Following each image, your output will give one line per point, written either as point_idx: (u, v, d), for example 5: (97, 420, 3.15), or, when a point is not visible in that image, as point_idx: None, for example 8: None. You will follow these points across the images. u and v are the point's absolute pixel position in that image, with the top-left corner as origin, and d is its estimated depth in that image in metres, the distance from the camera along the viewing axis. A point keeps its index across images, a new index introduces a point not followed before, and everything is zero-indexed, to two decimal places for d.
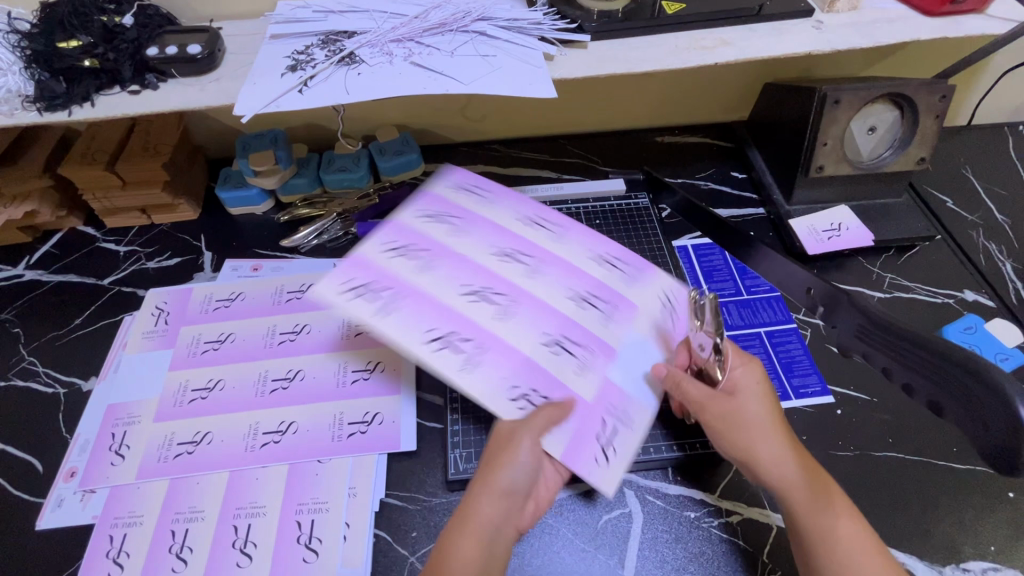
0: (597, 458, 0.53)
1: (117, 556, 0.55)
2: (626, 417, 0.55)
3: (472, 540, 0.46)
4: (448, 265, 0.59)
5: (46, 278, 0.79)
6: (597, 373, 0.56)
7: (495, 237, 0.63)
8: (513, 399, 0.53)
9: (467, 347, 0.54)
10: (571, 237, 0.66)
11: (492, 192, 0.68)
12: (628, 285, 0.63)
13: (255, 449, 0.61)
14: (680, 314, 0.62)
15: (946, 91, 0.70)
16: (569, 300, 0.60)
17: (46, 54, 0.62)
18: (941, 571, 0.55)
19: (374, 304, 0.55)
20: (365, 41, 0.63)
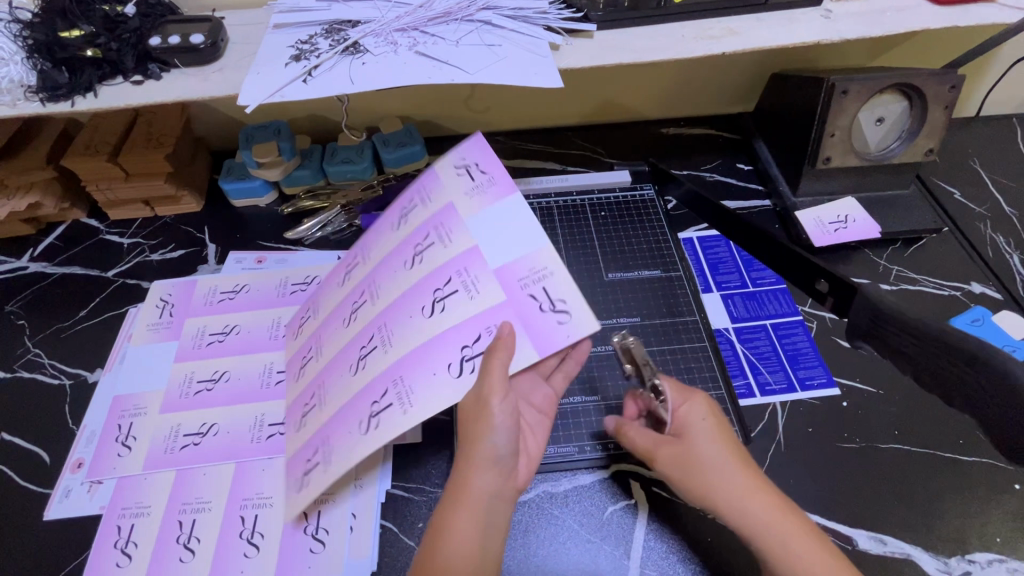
0: (557, 319, 0.48)
1: (124, 547, 0.56)
2: (536, 275, 0.50)
3: (469, 521, 0.44)
4: (331, 378, 0.57)
5: (50, 270, 0.79)
6: (484, 278, 0.51)
7: (337, 312, 0.61)
8: (458, 374, 0.48)
9: (392, 393, 0.50)
10: (371, 244, 0.62)
11: (317, 297, 0.67)
12: (427, 203, 0.58)
13: (261, 441, 0.61)
14: (472, 151, 0.57)
15: (956, 81, 0.69)
16: (422, 254, 0.55)
17: (48, 43, 0.61)
18: (947, 562, 0.55)
19: (321, 466, 0.53)
20: (370, 30, 0.62)
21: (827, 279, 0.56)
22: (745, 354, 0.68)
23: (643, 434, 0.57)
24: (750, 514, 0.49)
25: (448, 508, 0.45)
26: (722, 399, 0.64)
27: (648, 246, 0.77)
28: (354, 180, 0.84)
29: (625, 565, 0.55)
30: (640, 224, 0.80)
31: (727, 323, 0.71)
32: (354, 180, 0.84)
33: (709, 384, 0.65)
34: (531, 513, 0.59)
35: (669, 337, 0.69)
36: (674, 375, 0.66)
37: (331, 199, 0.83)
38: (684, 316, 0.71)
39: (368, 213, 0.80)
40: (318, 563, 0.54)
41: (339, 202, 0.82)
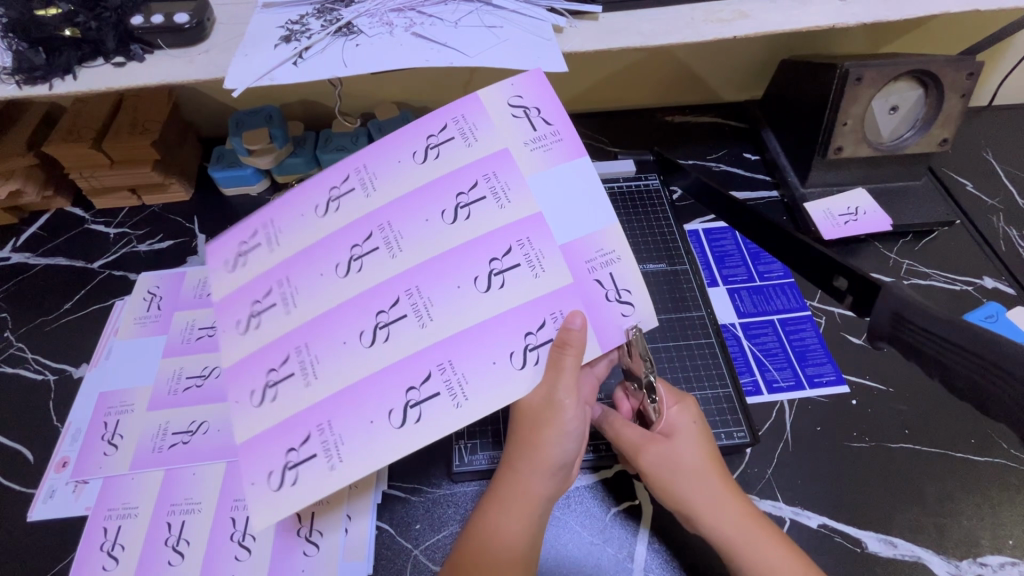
0: (623, 312, 0.49)
1: (111, 549, 0.54)
2: (605, 258, 0.50)
3: (519, 518, 0.46)
4: (323, 344, 0.48)
5: (33, 262, 0.76)
6: (551, 253, 0.48)
7: (322, 251, 0.50)
8: (520, 365, 0.46)
9: (439, 379, 0.45)
10: (376, 169, 0.52)
11: (279, 218, 0.53)
12: (471, 145, 0.51)
13: (163, 450, 0.59)
14: (527, 88, 0.52)
15: (974, 68, 0.66)
16: (467, 209, 0.49)
17: (22, 22, 0.58)
18: (958, 565, 0.54)
19: (318, 458, 0.45)
20: (364, 11, 0.59)
21: (845, 275, 0.54)
22: (752, 350, 0.67)
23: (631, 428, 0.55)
24: (725, 517, 0.50)
25: (496, 504, 0.47)
26: (728, 397, 0.62)
27: (653, 238, 0.75)
28: None
29: (628, 567, 0.54)
30: (645, 216, 0.77)
31: (733, 318, 0.69)
32: None
33: (717, 380, 0.63)
34: None
35: (676, 331, 0.67)
36: (679, 371, 0.64)
37: None
38: (691, 311, 0.68)
39: None
40: (312, 566, 0.52)
41: None
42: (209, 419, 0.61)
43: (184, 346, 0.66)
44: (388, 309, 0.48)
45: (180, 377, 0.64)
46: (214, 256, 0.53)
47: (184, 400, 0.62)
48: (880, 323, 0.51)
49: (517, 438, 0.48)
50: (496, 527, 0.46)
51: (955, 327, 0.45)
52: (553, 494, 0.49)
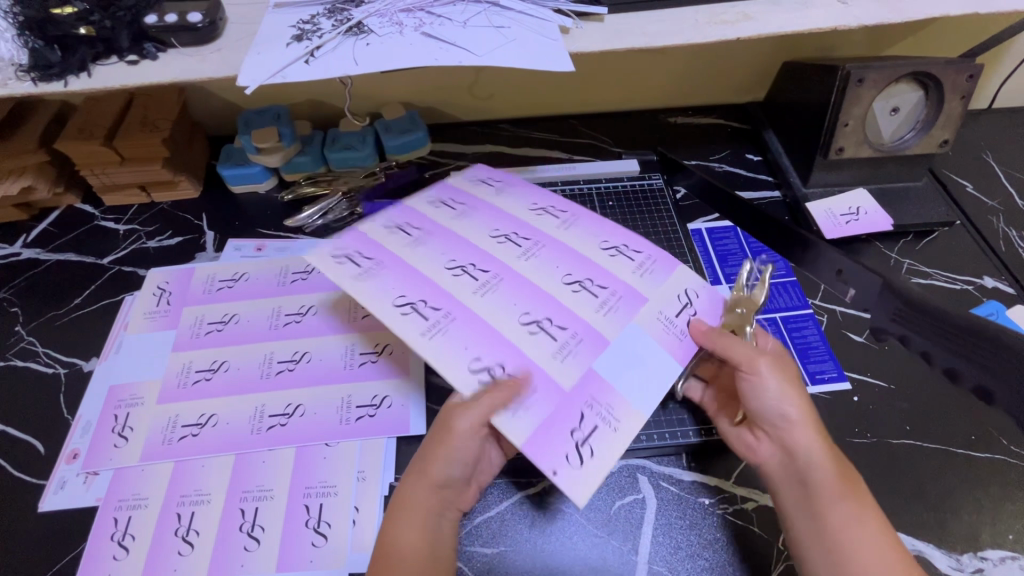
0: (568, 455, 0.48)
1: (122, 539, 0.54)
2: (612, 418, 0.50)
3: (413, 525, 0.48)
4: (443, 247, 0.59)
5: (44, 257, 0.77)
6: (577, 364, 0.52)
7: (503, 222, 0.63)
8: (474, 370, 0.50)
9: (438, 315, 0.53)
10: (578, 224, 0.63)
11: (516, 186, 0.68)
12: (636, 275, 0.59)
13: (173, 442, 0.60)
14: (703, 302, 0.59)
15: (974, 70, 0.67)
16: (573, 287, 0.57)
17: (39, 20, 0.58)
18: (959, 559, 0.54)
19: (356, 269, 0.56)
20: (374, 11, 0.60)
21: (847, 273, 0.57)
22: None
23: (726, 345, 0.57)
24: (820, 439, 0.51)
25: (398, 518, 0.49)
26: None
27: (658, 237, 0.76)
28: (355, 167, 0.83)
29: (633, 560, 0.54)
30: (649, 215, 0.78)
31: None
32: (355, 167, 0.83)
33: None
34: (535, 508, 0.58)
35: None
36: None
37: (333, 185, 0.81)
38: None
39: (371, 201, 0.79)
40: (321, 557, 0.53)
41: (341, 189, 0.80)
42: (218, 412, 0.61)
43: (193, 342, 0.67)
44: (478, 263, 0.58)
45: (190, 370, 0.65)
46: (475, 173, 0.70)
47: (193, 393, 0.63)
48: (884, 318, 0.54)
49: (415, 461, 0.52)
50: (396, 534, 0.48)
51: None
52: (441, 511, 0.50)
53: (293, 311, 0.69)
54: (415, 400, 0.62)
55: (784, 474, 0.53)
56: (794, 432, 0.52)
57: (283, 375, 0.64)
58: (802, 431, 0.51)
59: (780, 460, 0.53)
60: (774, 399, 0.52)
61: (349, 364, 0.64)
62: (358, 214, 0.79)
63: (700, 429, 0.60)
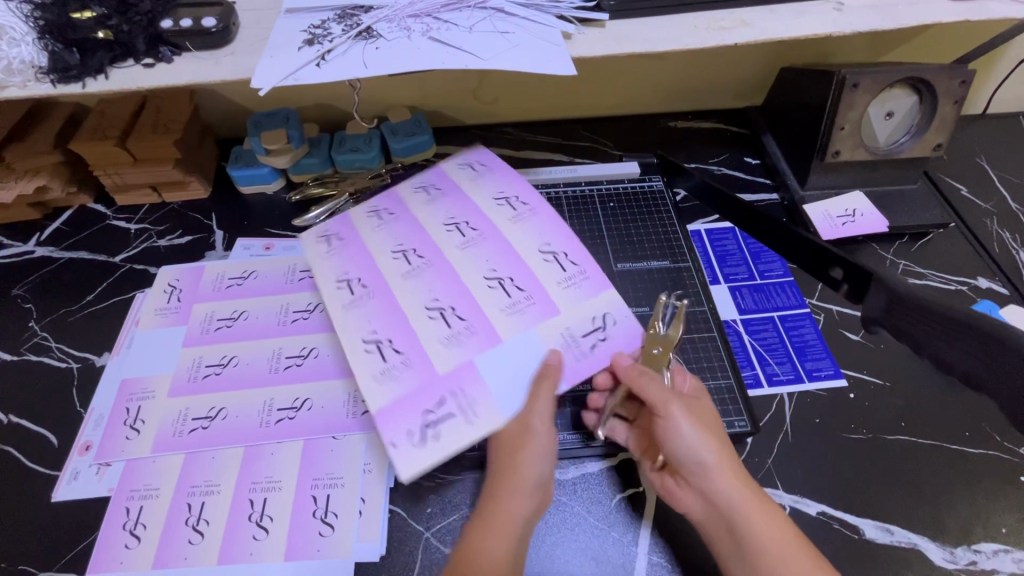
0: (414, 432, 0.52)
1: (133, 528, 0.56)
2: (471, 413, 0.53)
3: (501, 538, 0.48)
4: (405, 233, 0.67)
5: (57, 255, 0.79)
6: (461, 353, 0.57)
7: (462, 211, 0.69)
8: (365, 344, 0.58)
9: (359, 292, 0.62)
10: (531, 224, 0.67)
11: (497, 176, 0.73)
12: (557, 287, 0.62)
13: (183, 434, 0.61)
14: (617, 328, 0.60)
15: (966, 76, 0.69)
16: (489, 283, 0.62)
17: (58, 24, 0.60)
18: (953, 552, 0.55)
19: (322, 246, 0.67)
20: (383, 16, 0.62)
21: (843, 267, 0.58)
22: (753, 345, 0.68)
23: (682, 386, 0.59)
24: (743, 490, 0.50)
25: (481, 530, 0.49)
26: (730, 387, 0.63)
27: (658, 236, 0.77)
28: (361, 169, 0.84)
29: (633, 551, 0.55)
30: (648, 216, 0.79)
31: (735, 315, 0.71)
32: (361, 168, 0.84)
33: (719, 372, 0.64)
34: None
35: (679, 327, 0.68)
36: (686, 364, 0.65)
37: (339, 186, 0.83)
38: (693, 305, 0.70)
39: None
40: (328, 546, 0.54)
41: (347, 190, 0.82)
42: (227, 405, 0.63)
43: (203, 337, 0.68)
44: (420, 247, 0.66)
45: (200, 365, 0.66)
46: (470, 158, 0.75)
47: (204, 386, 0.64)
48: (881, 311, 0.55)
49: (495, 473, 0.52)
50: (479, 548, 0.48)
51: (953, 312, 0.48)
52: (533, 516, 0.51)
53: (300, 308, 0.70)
54: None
55: (709, 521, 0.52)
56: (709, 479, 0.51)
57: (293, 370, 0.65)
58: (717, 476, 0.50)
59: (703, 509, 0.52)
60: (682, 445, 0.52)
61: None
62: None
63: None
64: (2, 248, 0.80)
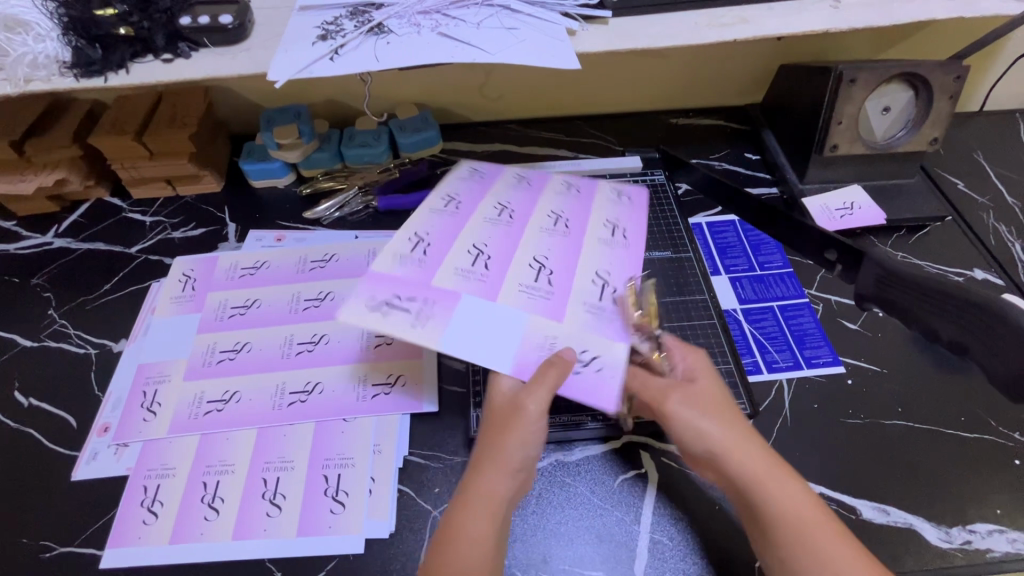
0: (375, 300, 0.55)
1: (151, 506, 0.57)
2: (422, 321, 0.54)
3: (485, 520, 0.47)
4: (519, 200, 0.68)
5: (74, 246, 0.81)
6: (462, 286, 0.58)
7: (575, 212, 0.68)
8: (413, 234, 0.61)
9: (448, 209, 0.65)
10: (620, 254, 0.64)
11: (636, 195, 0.71)
12: (579, 306, 0.59)
13: (199, 416, 0.63)
14: (605, 371, 0.55)
15: (961, 71, 0.71)
16: (531, 263, 0.61)
17: (81, 20, 0.63)
18: (948, 532, 0.57)
19: (467, 176, 0.70)
20: (393, 13, 0.64)
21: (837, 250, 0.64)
22: (753, 333, 0.70)
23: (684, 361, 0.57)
24: (754, 461, 0.50)
25: (466, 508, 0.48)
26: (730, 372, 0.65)
27: (659, 228, 0.78)
28: (370, 163, 0.86)
29: (635, 529, 0.57)
30: (651, 208, 0.81)
31: (735, 304, 0.73)
32: (370, 163, 0.86)
33: (718, 358, 0.66)
34: (543, 480, 0.60)
35: (679, 314, 0.69)
36: None
37: (348, 181, 0.85)
38: (694, 293, 0.71)
39: (385, 195, 0.83)
40: (339, 523, 0.56)
41: (357, 184, 0.84)
42: (240, 388, 0.65)
43: (217, 324, 0.70)
44: (519, 211, 0.67)
45: (214, 350, 0.68)
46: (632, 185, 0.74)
47: (218, 371, 0.66)
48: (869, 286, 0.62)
49: (482, 449, 0.51)
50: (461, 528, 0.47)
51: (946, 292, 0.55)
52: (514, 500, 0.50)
53: (311, 297, 0.72)
54: (427, 383, 0.65)
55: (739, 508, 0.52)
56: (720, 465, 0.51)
57: (305, 355, 0.67)
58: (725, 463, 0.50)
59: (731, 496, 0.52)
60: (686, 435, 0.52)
61: (365, 346, 0.68)
62: (373, 207, 0.83)
63: None
64: (21, 240, 0.82)
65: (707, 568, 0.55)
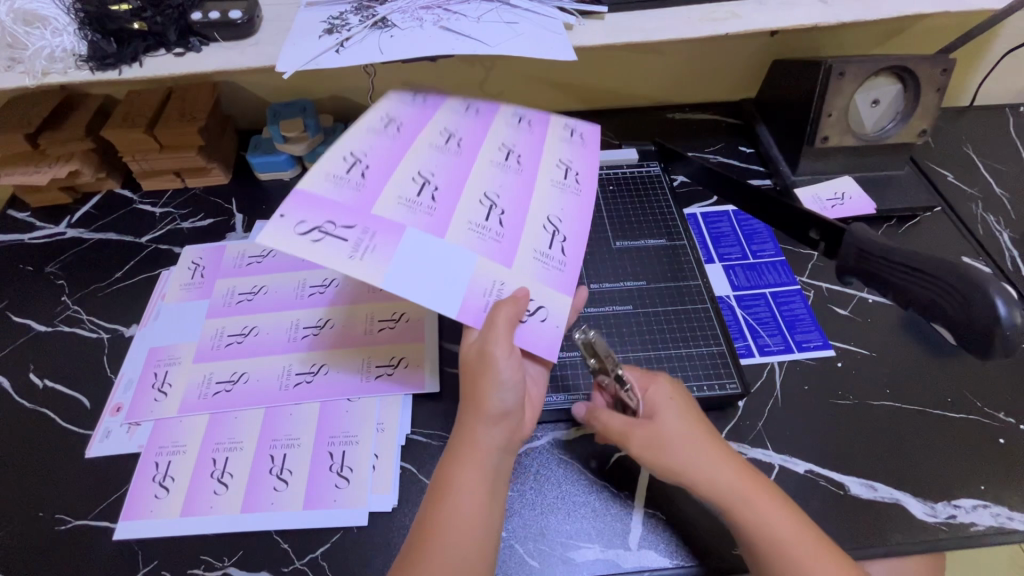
0: (306, 226, 0.48)
1: (163, 480, 0.60)
2: (360, 254, 0.48)
3: (473, 468, 0.49)
4: (468, 127, 0.61)
5: (87, 236, 0.84)
6: (405, 219, 0.52)
7: (527, 148, 0.62)
8: (346, 153, 0.53)
9: (387, 125, 0.57)
10: (571, 203, 0.60)
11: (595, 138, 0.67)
12: (530, 254, 0.56)
13: (208, 396, 0.65)
14: (543, 329, 0.54)
15: (947, 65, 0.73)
16: (482, 200, 0.56)
17: (98, 15, 0.65)
18: (934, 507, 0.59)
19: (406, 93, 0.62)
20: (397, 8, 0.67)
21: (816, 228, 0.57)
22: (745, 319, 0.72)
23: (649, 398, 0.58)
24: (724, 484, 0.53)
25: (456, 460, 0.50)
26: (722, 353, 0.66)
27: (654, 217, 0.80)
28: None
29: (631, 504, 0.59)
30: (647, 199, 0.83)
31: (728, 290, 0.75)
32: None
33: (711, 340, 0.67)
34: (541, 458, 0.62)
35: (673, 300, 0.71)
36: (678, 332, 0.68)
37: None
38: (688, 279, 0.73)
39: None
40: (344, 497, 0.58)
41: None
42: (248, 370, 0.67)
43: (225, 309, 0.73)
44: (467, 139, 0.60)
45: (222, 334, 0.70)
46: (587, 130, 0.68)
47: (226, 353, 0.68)
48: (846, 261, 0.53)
49: (465, 399, 0.52)
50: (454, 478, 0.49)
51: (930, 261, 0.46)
52: (505, 445, 0.52)
53: (317, 283, 0.75)
54: (429, 365, 0.67)
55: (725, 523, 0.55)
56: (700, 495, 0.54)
57: (311, 338, 0.69)
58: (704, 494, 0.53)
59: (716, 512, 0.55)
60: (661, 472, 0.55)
61: (369, 330, 0.70)
62: None
63: (696, 384, 0.64)
64: (35, 230, 0.85)
65: (699, 540, 0.57)
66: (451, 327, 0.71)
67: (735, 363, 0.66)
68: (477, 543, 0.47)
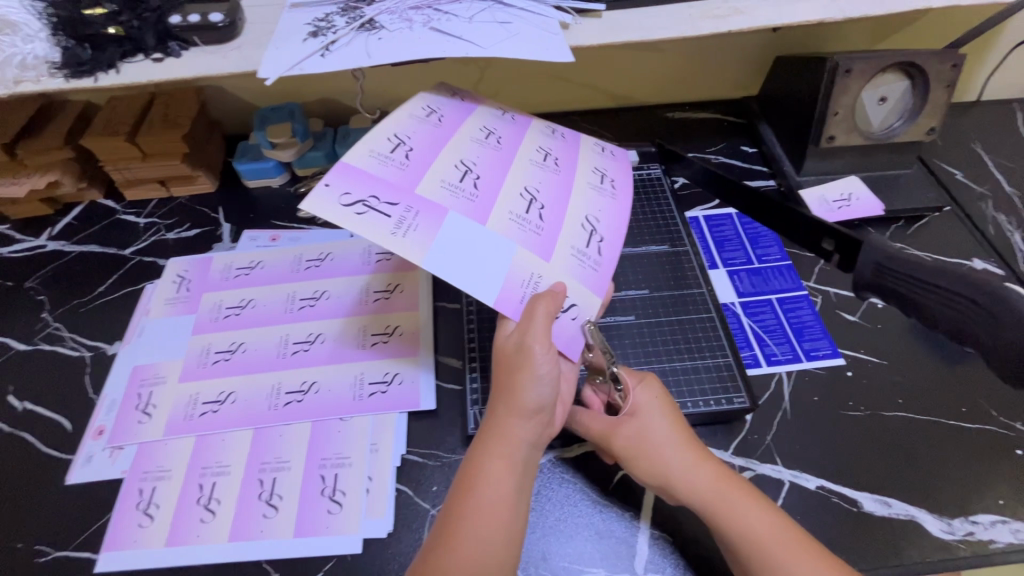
0: (350, 198, 0.47)
1: (147, 508, 0.57)
2: (404, 230, 0.48)
3: (504, 462, 0.47)
4: (507, 124, 0.61)
5: (68, 249, 0.81)
6: (447, 202, 0.51)
7: (566, 148, 0.62)
8: (394, 136, 0.53)
9: (432, 115, 0.57)
10: (608, 202, 0.60)
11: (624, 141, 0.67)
12: (567, 250, 0.55)
13: (194, 418, 0.62)
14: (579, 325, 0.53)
15: (957, 60, 0.71)
16: (522, 194, 0.55)
17: (71, 20, 0.62)
18: (951, 524, 0.56)
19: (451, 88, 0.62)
20: (385, 8, 0.64)
21: (832, 236, 0.55)
22: (751, 327, 0.70)
23: (635, 398, 0.57)
24: (706, 485, 0.52)
25: (485, 452, 0.48)
26: (728, 365, 0.64)
27: (656, 223, 0.78)
28: None
29: (635, 526, 0.57)
30: (648, 203, 0.80)
31: (733, 298, 0.72)
32: None
33: (716, 351, 0.65)
34: (542, 477, 0.60)
35: (677, 309, 0.69)
36: (680, 342, 0.66)
37: None
38: (692, 288, 0.70)
39: None
40: (337, 522, 0.56)
41: None
42: (236, 390, 0.64)
43: (214, 323, 0.70)
44: (508, 136, 0.60)
45: (210, 351, 0.67)
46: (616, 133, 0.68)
47: (216, 370, 0.66)
48: (863, 274, 0.52)
49: (498, 390, 0.50)
50: (483, 473, 0.47)
51: (954, 277, 0.45)
52: (535, 441, 0.50)
53: (308, 295, 0.72)
54: (426, 382, 0.65)
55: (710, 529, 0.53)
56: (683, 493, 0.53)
57: (303, 355, 0.67)
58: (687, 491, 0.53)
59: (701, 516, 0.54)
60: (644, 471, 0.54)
61: (362, 344, 0.67)
62: None
63: (701, 400, 0.61)
64: (15, 243, 0.82)
65: (707, 562, 0.54)
66: (447, 341, 0.69)
67: (741, 373, 0.63)
68: (502, 538, 0.45)
